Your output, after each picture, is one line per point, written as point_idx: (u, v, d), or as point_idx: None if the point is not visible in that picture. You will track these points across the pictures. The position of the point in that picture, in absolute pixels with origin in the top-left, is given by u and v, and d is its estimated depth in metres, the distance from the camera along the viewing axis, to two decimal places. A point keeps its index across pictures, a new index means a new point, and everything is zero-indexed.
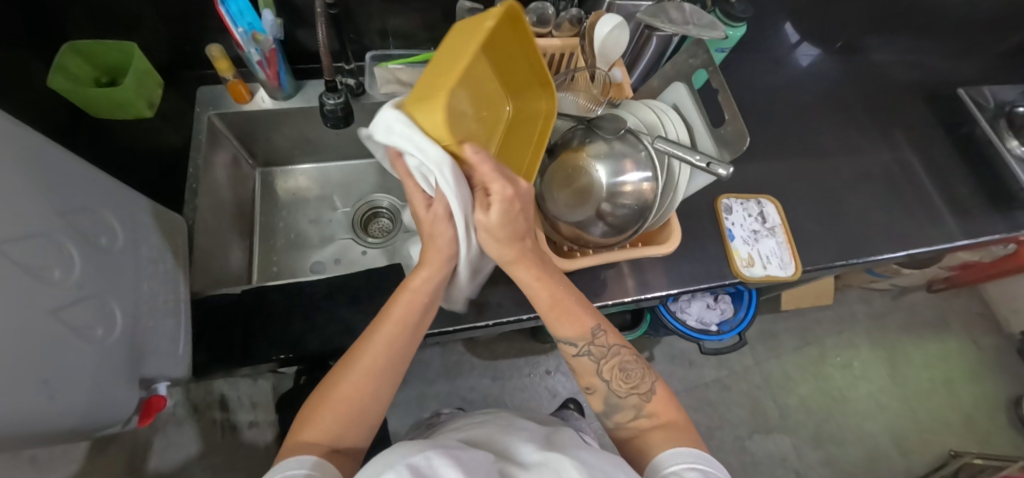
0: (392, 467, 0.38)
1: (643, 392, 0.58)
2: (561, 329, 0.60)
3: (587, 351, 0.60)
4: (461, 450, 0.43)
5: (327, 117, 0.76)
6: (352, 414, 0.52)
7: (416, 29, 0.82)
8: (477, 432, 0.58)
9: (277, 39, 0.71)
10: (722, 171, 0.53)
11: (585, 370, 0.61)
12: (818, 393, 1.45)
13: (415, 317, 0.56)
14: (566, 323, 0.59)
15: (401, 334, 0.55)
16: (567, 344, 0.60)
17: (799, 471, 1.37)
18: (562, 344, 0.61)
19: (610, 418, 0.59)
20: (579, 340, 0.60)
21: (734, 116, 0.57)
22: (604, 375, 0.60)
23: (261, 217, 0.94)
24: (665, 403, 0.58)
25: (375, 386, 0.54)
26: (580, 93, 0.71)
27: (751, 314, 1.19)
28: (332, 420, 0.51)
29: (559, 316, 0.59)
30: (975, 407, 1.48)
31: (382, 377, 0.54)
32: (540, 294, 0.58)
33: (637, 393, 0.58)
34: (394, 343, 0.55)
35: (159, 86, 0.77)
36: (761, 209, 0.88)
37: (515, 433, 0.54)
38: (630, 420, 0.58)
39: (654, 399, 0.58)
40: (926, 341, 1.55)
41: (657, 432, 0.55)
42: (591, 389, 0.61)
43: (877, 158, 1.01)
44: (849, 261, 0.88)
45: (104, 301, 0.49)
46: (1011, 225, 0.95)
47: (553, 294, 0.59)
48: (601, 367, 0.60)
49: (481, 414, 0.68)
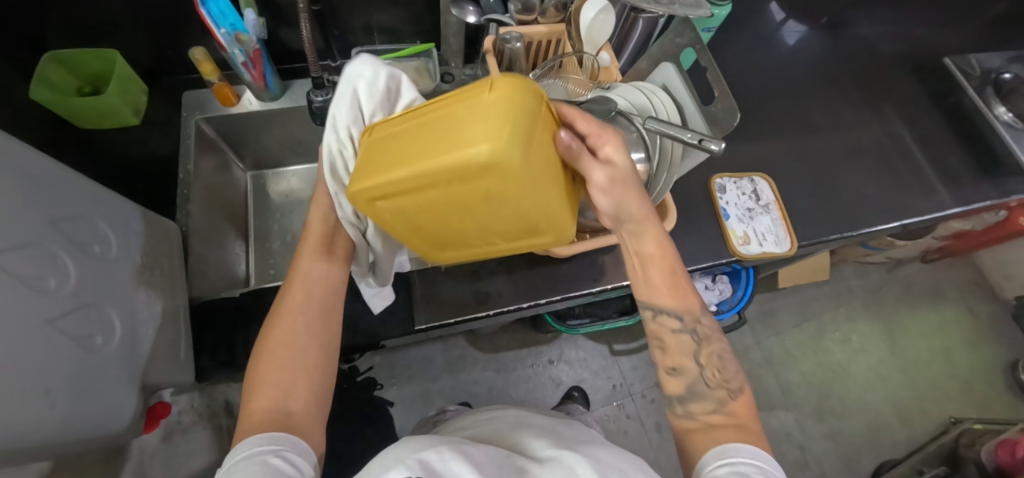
0: (404, 463, 0.37)
1: (733, 387, 0.55)
2: (667, 298, 0.56)
3: (687, 329, 0.56)
4: (474, 445, 0.43)
5: (316, 115, 0.77)
6: (298, 369, 0.49)
7: (401, 23, 0.81)
8: (487, 430, 0.57)
9: (260, 39, 0.71)
10: (715, 146, 0.52)
11: (678, 349, 0.56)
12: (818, 368, 1.46)
13: (311, 276, 0.54)
14: (678, 295, 0.56)
15: (308, 291, 0.53)
16: (669, 316, 0.56)
17: (803, 445, 1.38)
18: (663, 316, 0.56)
19: (683, 405, 0.55)
20: (683, 315, 0.56)
21: (724, 93, 0.56)
22: (700, 360, 0.55)
23: (256, 220, 0.94)
24: (746, 410, 0.54)
25: (310, 340, 0.51)
26: (570, 79, 0.71)
27: (749, 293, 1.19)
28: (275, 380, 0.48)
29: (666, 283, 0.55)
30: (973, 373, 1.50)
31: (310, 326, 0.51)
32: (656, 260, 0.56)
33: (727, 386, 0.54)
34: (303, 302, 0.52)
35: (144, 92, 0.76)
36: (754, 187, 0.89)
37: (524, 429, 0.54)
38: (705, 413, 0.53)
39: (738, 400, 0.54)
40: (923, 312, 1.56)
41: (714, 433, 0.51)
42: (674, 370, 0.56)
43: (867, 132, 1.01)
44: (844, 234, 0.88)
45: (102, 309, 0.49)
46: (1001, 191, 0.95)
47: (670, 264, 0.56)
48: (700, 350, 0.56)
49: (489, 409, 0.67)
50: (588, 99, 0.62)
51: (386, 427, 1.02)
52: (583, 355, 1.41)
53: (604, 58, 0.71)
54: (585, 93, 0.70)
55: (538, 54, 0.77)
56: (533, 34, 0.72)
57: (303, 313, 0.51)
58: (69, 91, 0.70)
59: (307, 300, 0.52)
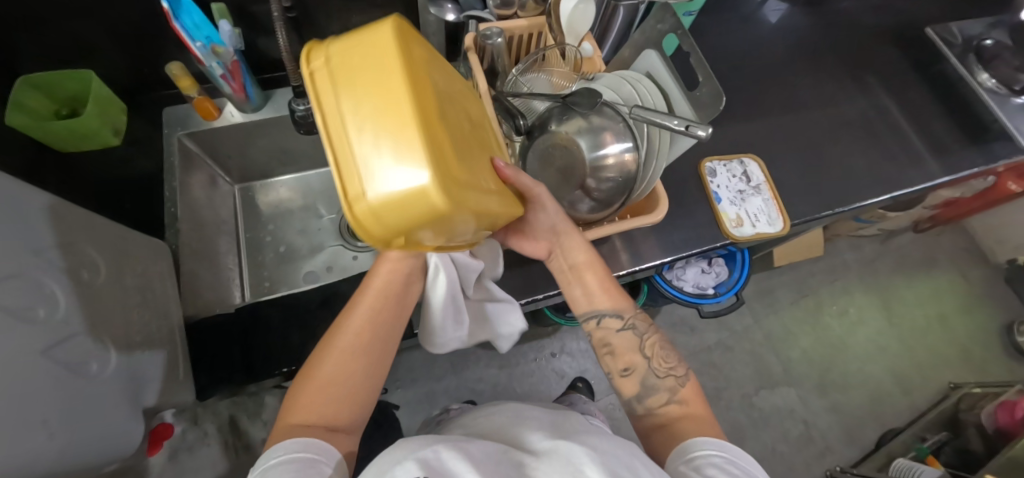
0: (403, 462, 0.38)
1: (678, 375, 0.60)
2: (603, 301, 0.62)
3: (627, 326, 0.62)
4: (471, 442, 0.44)
5: (299, 123, 0.75)
6: (344, 395, 0.51)
7: (380, 25, 0.80)
8: (487, 426, 0.58)
9: (238, 50, 0.70)
10: (700, 132, 0.53)
11: (625, 346, 0.62)
12: (818, 343, 1.48)
13: (390, 292, 0.57)
14: (616, 297, 0.62)
15: (382, 307, 0.56)
16: (611, 318, 0.62)
17: (807, 420, 1.40)
18: (606, 318, 0.62)
19: (642, 402, 0.59)
20: (623, 313, 0.62)
21: (708, 78, 0.55)
22: (646, 351, 0.61)
23: (247, 233, 0.93)
24: (695, 395, 0.59)
25: (364, 369, 0.53)
26: (553, 71, 0.72)
27: (745, 274, 1.20)
28: (322, 403, 0.50)
29: (602, 289, 0.63)
30: (969, 338, 1.52)
31: (366, 354, 0.53)
32: (586, 270, 0.62)
33: (673, 376, 0.60)
34: (374, 319, 0.55)
35: (123, 112, 0.74)
36: (744, 168, 0.89)
37: (525, 421, 0.54)
38: (663, 404, 0.58)
39: (687, 387, 0.59)
40: (917, 281, 1.58)
41: (682, 422, 0.55)
42: (625, 371, 0.61)
43: (854, 106, 1.01)
44: (835, 210, 0.89)
45: (95, 335, 0.48)
46: (988, 156, 0.96)
47: (602, 276, 0.63)
48: (643, 343, 0.62)
49: (484, 407, 0.67)
50: (573, 91, 0.61)
51: (393, 431, 1.02)
52: (585, 346, 1.42)
53: (587, 48, 0.70)
54: (568, 85, 0.72)
55: (520, 49, 0.76)
56: (514, 28, 0.70)
57: (365, 332, 0.54)
58: (46, 115, 0.68)
59: (367, 323, 0.55)
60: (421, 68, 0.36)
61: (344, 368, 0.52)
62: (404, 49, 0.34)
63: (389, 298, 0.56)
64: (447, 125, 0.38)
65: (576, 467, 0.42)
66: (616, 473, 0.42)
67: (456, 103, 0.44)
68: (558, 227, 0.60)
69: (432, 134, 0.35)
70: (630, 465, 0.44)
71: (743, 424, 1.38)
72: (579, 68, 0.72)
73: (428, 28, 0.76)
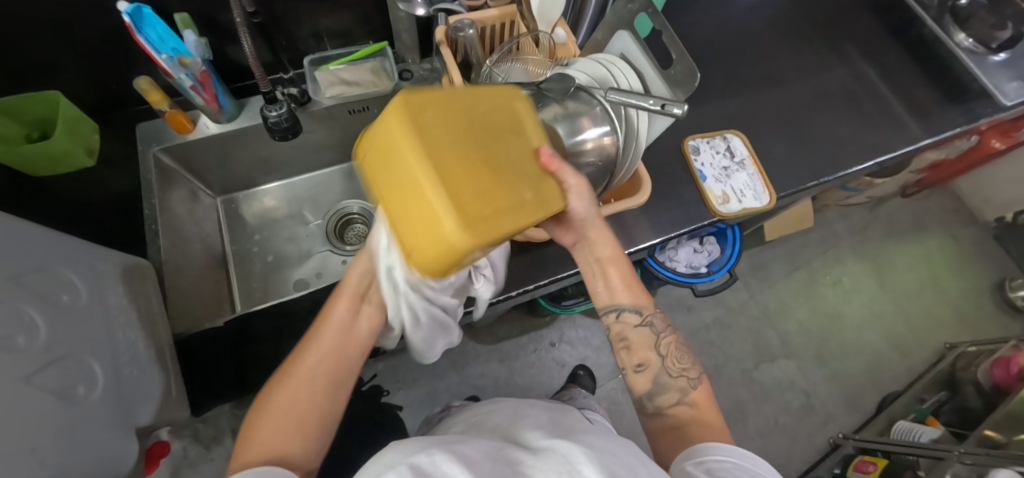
0: (393, 468, 0.38)
1: (690, 377, 0.62)
2: (623, 296, 0.64)
3: (645, 322, 0.64)
4: (466, 442, 0.44)
5: (274, 130, 0.73)
6: (301, 428, 0.51)
7: (351, 25, 0.79)
8: (482, 425, 0.58)
9: (206, 60, 0.69)
10: (677, 110, 0.53)
11: (641, 343, 0.63)
12: (814, 314, 1.49)
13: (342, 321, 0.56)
14: (637, 293, 0.64)
15: (336, 335, 0.55)
16: (630, 313, 0.63)
17: (808, 391, 1.41)
18: (625, 312, 0.63)
19: (653, 401, 0.61)
20: (641, 309, 0.64)
21: (681, 55, 0.55)
22: (661, 350, 0.63)
23: (233, 246, 0.92)
24: (705, 397, 0.61)
25: (316, 403, 0.52)
26: (528, 59, 0.72)
27: (737, 251, 1.20)
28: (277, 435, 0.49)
29: (623, 283, 0.64)
30: (962, 298, 1.53)
31: (319, 388, 0.52)
32: (609, 256, 0.63)
33: (685, 376, 0.62)
34: (327, 349, 0.55)
35: (95, 131, 0.74)
36: (727, 144, 0.89)
37: (521, 420, 0.54)
38: (673, 403, 0.60)
39: (699, 389, 0.61)
40: (908, 245, 1.59)
41: (689, 428, 0.57)
42: (640, 367, 0.63)
43: (833, 75, 1.01)
44: (820, 180, 0.89)
45: (79, 359, 0.48)
46: (969, 116, 0.96)
47: (625, 272, 0.64)
48: (659, 342, 0.64)
49: (481, 405, 0.67)
50: (546, 79, 0.61)
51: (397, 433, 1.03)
52: (583, 334, 1.42)
53: (559, 35, 0.70)
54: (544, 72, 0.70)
55: (494, 40, 0.76)
56: (485, 19, 0.70)
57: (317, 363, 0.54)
58: (17, 140, 0.67)
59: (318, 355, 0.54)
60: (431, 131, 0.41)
61: (298, 400, 0.51)
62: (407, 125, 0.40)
63: (341, 330, 0.56)
64: (469, 167, 0.42)
65: (573, 465, 0.42)
66: (614, 470, 0.42)
67: (487, 124, 0.45)
68: (588, 219, 0.59)
69: (449, 179, 0.40)
70: (626, 462, 0.44)
71: (745, 399, 1.39)
72: (554, 55, 0.72)
73: (400, 26, 0.75)
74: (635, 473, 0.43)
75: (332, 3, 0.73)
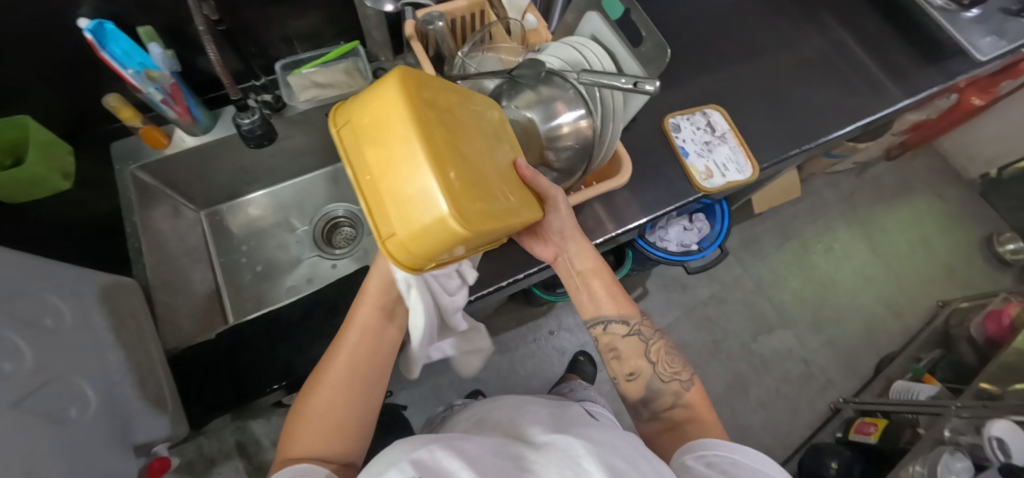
0: (396, 464, 0.38)
1: (682, 379, 0.63)
2: (608, 308, 0.64)
3: (633, 331, 0.65)
4: (467, 438, 0.44)
5: (247, 138, 0.73)
6: (337, 428, 0.51)
7: (321, 26, 0.78)
8: (483, 424, 0.58)
9: (174, 72, 0.68)
10: (649, 86, 0.52)
11: (631, 352, 0.64)
12: (808, 282, 1.50)
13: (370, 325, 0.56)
14: (622, 303, 0.65)
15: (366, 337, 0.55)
16: (618, 324, 0.64)
17: (806, 359, 1.43)
18: (611, 325, 0.64)
19: (648, 406, 0.63)
20: (628, 320, 0.64)
21: (650, 32, 0.57)
22: (652, 356, 0.64)
23: (221, 258, 0.92)
24: (700, 397, 0.62)
25: (351, 403, 0.53)
26: (501, 48, 0.69)
27: (726, 226, 1.21)
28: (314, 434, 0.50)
29: (607, 294, 0.65)
30: (952, 256, 1.55)
31: (352, 388, 0.53)
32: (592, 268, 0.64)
33: (678, 379, 0.63)
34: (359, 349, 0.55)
35: (69, 154, 0.72)
36: (708, 119, 0.89)
37: (522, 418, 0.54)
38: (668, 406, 0.61)
39: (693, 390, 0.62)
40: (896, 207, 1.60)
41: (690, 427, 0.58)
42: (631, 375, 0.65)
43: (809, 43, 1.01)
44: (802, 148, 0.89)
45: (69, 381, 0.47)
46: (946, 74, 0.97)
47: (607, 282, 0.65)
48: (649, 349, 0.64)
49: (480, 403, 0.67)
50: (518, 66, 0.60)
51: (401, 430, 1.03)
52: (581, 320, 1.42)
53: (530, 20, 0.69)
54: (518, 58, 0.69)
55: (464, 31, 0.75)
56: (454, 10, 0.69)
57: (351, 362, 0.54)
58: None
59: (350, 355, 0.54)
60: (432, 109, 0.39)
61: (330, 401, 0.52)
62: (414, 97, 0.37)
63: (370, 334, 0.55)
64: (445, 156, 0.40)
65: (575, 460, 0.42)
66: (615, 465, 0.42)
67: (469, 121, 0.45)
68: (568, 232, 0.61)
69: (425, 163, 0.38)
70: (629, 455, 0.44)
71: (745, 371, 1.40)
72: (527, 41, 0.71)
73: (369, 22, 0.74)
74: (637, 466, 0.44)
75: (299, 5, 0.72)
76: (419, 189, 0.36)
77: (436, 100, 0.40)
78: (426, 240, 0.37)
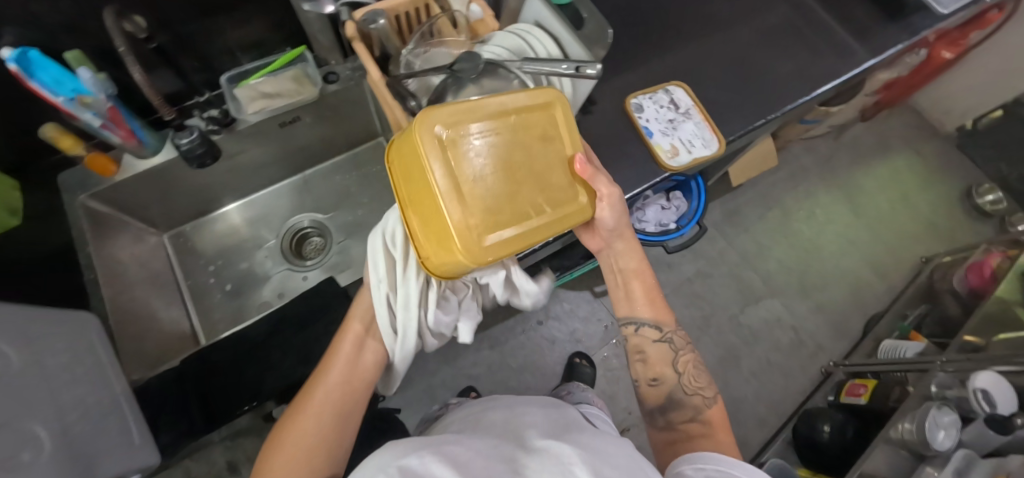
0: (384, 471, 0.39)
1: (705, 395, 0.64)
2: (640, 311, 0.67)
3: (664, 338, 0.67)
4: (455, 445, 0.44)
5: (190, 158, 0.75)
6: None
7: (264, 34, 0.76)
8: (478, 422, 0.58)
9: (111, 96, 0.66)
10: (592, 71, 0.53)
11: (659, 360, 0.66)
12: (791, 250, 1.50)
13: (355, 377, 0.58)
14: (659, 310, 0.67)
15: (352, 388, 0.58)
16: (649, 328, 0.66)
17: (796, 326, 1.43)
18: (641, 328, 0.66)
19: (665, 415, 0.64)
20: (661, 327, 0.66)
21: (592, 14, 0.59)
22: (678, 368, 0.65)
23: (188, 280, 0.90)
24: (720, 415, 0.63)
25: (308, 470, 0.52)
26: (447, 42, 0.66)
27: (703, 201, 1.20)
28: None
29: (644, 297, 0.67)
30: (933, 211, 1.55)
31: (334, 419, 0.55)
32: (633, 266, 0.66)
33: (700, 394, 0.64)
34: (337, 388, 0.57)
35: (15, 189, 0.70)
36: (671, 96, 0.88)
37: (517, 420, 0.54)
38: (687, 419, 0.62)
39: (713, 408, 0.63)
40: (875, 167, 1.60)
41: (700, 442, 0.59)
42: (654, 381, 0.66)
43: (769, 9, 1.00)
44: (768, 117, 0.88)
45: (19, 426, 0.46)
46: (908, 30, 0.96)
47: (648, 288, 0.67)
48: (677, 359, 0.66)
49: (475, 404, 0.67)
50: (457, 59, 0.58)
51: (393, 435, 1.02)
52: (569, 308, 1.42)
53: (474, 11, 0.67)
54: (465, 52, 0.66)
55: (409, 26, 0.72)
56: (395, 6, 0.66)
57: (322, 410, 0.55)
58: None
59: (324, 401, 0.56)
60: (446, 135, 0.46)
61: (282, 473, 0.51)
62: (428, 139, 0.45)
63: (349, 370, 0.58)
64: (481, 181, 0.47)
65: (567, 467, 0.42)
66: (604, 471, 0.42)
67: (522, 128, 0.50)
68: (616, 232, 0.63)
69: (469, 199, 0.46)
70: (620, 464, 0.44)
71: (736, 345, 1.40)
72: (473, 33, 0.69)
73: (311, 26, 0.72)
74: (628, 473, 0.43)
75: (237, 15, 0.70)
76: (437, 215, 0.46)
77: (479, 125, 0.48)
78: (437, 243, 0.48)
